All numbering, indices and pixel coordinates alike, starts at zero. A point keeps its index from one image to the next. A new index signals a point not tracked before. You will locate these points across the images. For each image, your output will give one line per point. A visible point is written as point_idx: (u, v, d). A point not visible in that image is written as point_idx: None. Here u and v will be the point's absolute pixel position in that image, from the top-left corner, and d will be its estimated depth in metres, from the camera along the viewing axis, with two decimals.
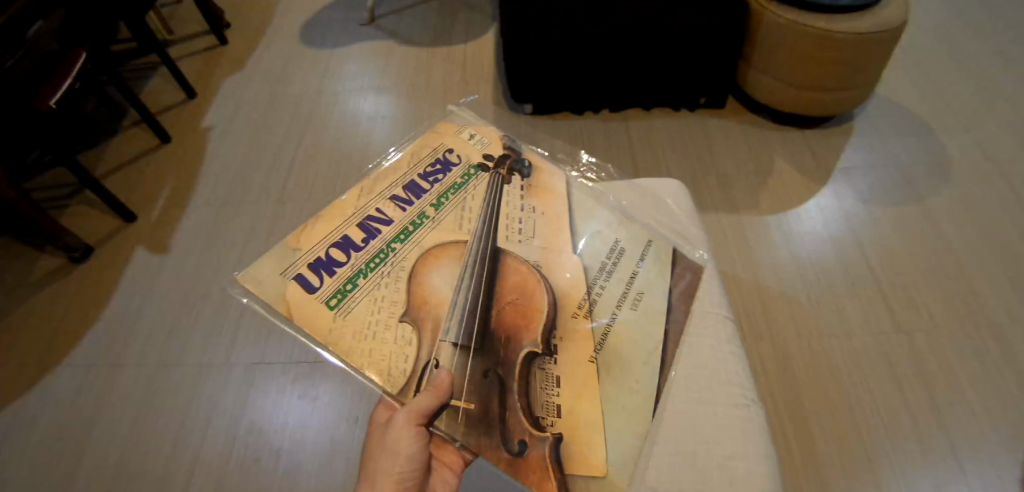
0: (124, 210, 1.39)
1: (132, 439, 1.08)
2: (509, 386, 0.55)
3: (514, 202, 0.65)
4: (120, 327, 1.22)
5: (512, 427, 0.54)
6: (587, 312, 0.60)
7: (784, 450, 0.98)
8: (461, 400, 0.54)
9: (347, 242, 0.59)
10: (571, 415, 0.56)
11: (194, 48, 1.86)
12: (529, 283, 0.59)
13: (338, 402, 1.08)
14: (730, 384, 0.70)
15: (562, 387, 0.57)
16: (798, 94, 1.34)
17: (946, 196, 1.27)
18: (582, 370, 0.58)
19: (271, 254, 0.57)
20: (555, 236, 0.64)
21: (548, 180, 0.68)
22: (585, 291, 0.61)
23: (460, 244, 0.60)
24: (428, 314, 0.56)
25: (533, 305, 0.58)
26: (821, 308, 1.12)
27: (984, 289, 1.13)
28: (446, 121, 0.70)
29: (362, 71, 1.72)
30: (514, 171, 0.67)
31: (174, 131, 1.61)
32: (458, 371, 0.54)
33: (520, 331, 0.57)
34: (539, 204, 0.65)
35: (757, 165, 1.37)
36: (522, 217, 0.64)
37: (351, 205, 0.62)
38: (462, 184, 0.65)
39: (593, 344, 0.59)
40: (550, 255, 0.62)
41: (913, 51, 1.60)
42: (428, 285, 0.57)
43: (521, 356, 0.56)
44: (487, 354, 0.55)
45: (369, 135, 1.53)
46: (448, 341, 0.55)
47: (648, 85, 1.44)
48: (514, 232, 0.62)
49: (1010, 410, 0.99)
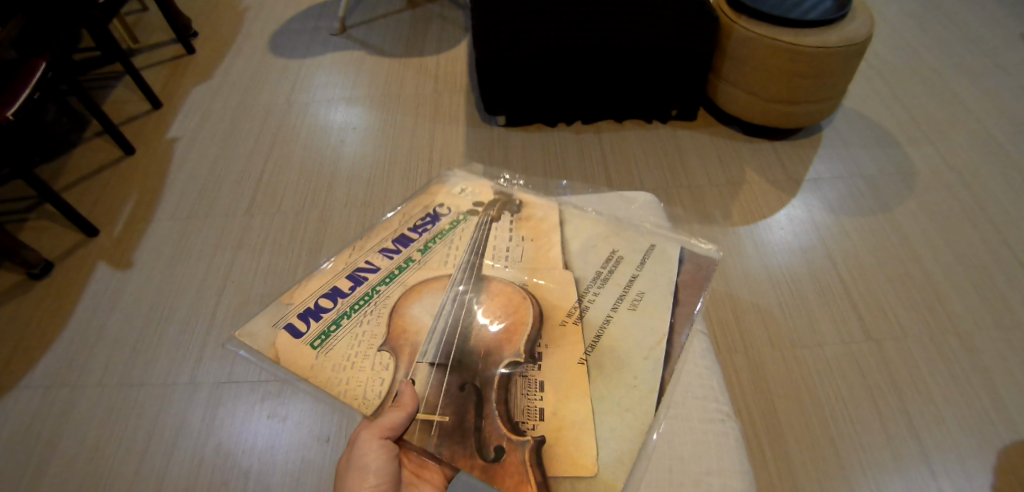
0: (85, 223, 1.34)
1: (93, 465, 1.03)
2: (486, 396, 0.56)
3: (503, 234, 0.70)
4: (81, 346, 1.17)
5: (488, 433, 0.54)
6: (577, 318, 0.62)
7: (758, 459, 0.99)
8: (433, 415, 0.55)
9: (335, 292, 0.65)
10: (556, 416, 0.56)
11: (160, 57, 1.82)
12: (515, 300, 0.63)
13: (310, 422, 1.05)
14: (706, 398, 0.70)
15: (546, 392, 0.57)
16: (768, 106, 1.36)
17: (911, 205, 1.31)
18: (570, 372, 0.59)
19: (265, 311, 0.64)
20: (544, 258, 0.67)
21: (542, 213, 0.73)
22: (575, 300, 0.64)
23: (443, 278, 0.65)
24: (406, 338, 0.60)
25: (516, 319, 0.61)
26: (792, 318, 1.14)
27: (949, 296, 1.16)
28: (439, 181, 0.79)
29: (333, 82, 1.69)
30: (504, 210, 0.73)
31: (139, 141, 1.57)
32: (433, 388, 0.56)
33: (501, 345, 0.59)
34: (529, 234, 0.70)
35: (728, 176, 1.39)
36: (509, 247, 0.69)
37: (342, 261, 0.68)
38: (451, 230, 0.71)
39: (582, 347, 0.60)
40: (539, 274, 0.65)
41: (876, 64, 1.65)
42: (408, 312, 0.62)
43: (499, 368, 0.57)
44: (464, 369, 0.57)
45: (339, 146, 1.50)
46: (425, 361, 0.58)
47: (620, 96, 1.45)
48: (501, 257, 0.67)
49: (978, 415, 1.02)
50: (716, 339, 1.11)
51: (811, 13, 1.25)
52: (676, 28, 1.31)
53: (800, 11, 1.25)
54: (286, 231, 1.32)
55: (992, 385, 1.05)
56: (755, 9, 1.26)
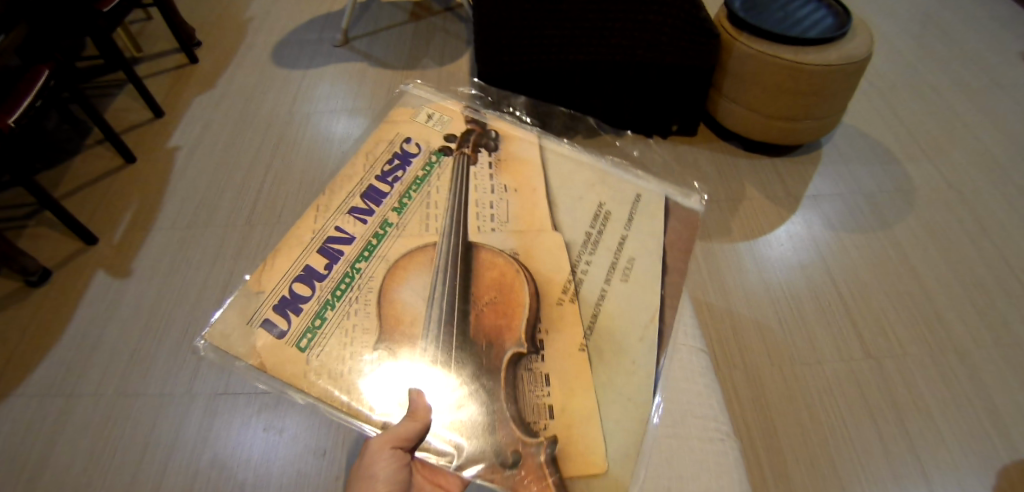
0: (85, 231, 1.34)
1: (85, 479, 1.01)
2: (495, 396, 0.53)
3: (484, 186, 0.65)
4: (77, 354, 1.17)
5: (502, 438, 0.52)
6: (573, 294, 0.59)
7: (757, 478, 0.98)
8: (449, 420, 0.53)
9: (309, 274, 0.60)
10: (564, 413, 0.53)
11: (163, 65, 1.83)
12: (507, 276, 0.58)
13: (305, 434, 1.04)
14: (706, 418, 0.70)
15: (552, 386, 0.55)
16: (768, 123, 1.37)
17: (910, 223, 1.31)
18: (573, 361, 0.56)
19: (234, 303, 0.58)
20: (532, 217, 0.63)
21: (521, 150, 0.68)
22: (568, 273, 0.60)
23: (427, 250, 0.60)
24: (399, 331, 0.56)
25: (513, 300, 0.57)
26: (791, 334, 1.13)
27: (949, 315, 1.15)
28: (400, 106, 0.73)
29: (334, 92, 1.70)
30: (480, 147, 0.69)
31: (140, 150, 1.57)
32: (442, 389, 0.54)
33: (503, 334, 0.56)
34: (511, 182, 0.66)
35: (728, 191, 1.39)
36: (493, 202, 0.64)
37: (309, 230, 0.62)
38: (425, 176, 0.66)
39: (582, 331, 0.57)
40: (526, 239, 0.61)
41: (876, 82, 1.66)
42: (397, 301, 0.57)
43: (504, 361, 0.55)
44: (467, 365, 0.54)
45: (340, 158, 1.51)
46: (426, 358, 0.55)
47: (621, 111, 1.45)
48: (487, 219, 0.62)
49: (978, 436, 1.01)
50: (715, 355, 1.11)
51: (812, 31, 1.25)
52: (675, 44, 1.32)
53: (800, 28, 1.26)
54: None
55: (993, 405, 1.04)
56: (755, 27, 1.27)
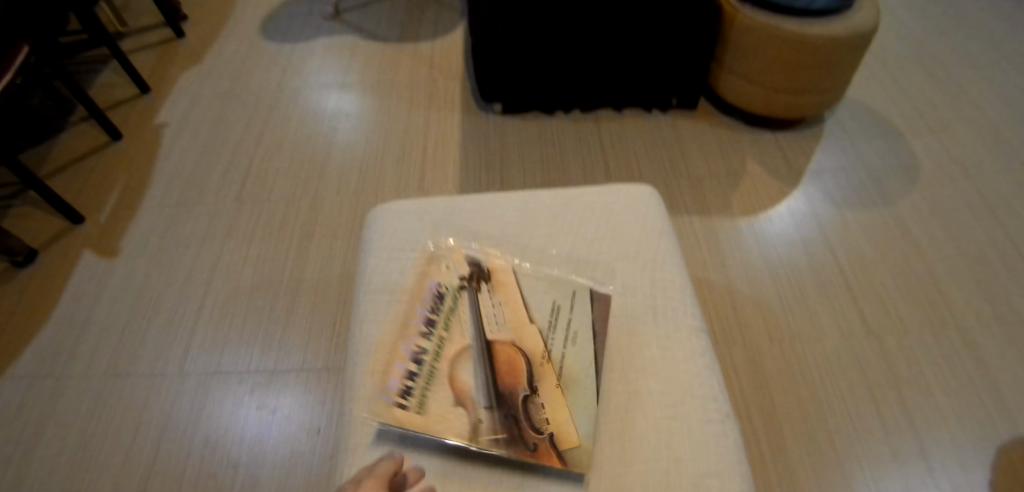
0: (71, 211, 1.31)
1: (75, 461, 1.00)
2: (516, 413, 0.62)
3: (484, 300, 0.70)
4: (66, 336, 1.15)
5: (524, 433, 0.61)
6: (548, 357, 0.66)
7: (757, 457, 0.97)
8: (494, 441, 0.61)
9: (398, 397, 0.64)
10: (552, 417, 0.62)
11: (149, 40, 1.78)
12: (514, 352, 0.66)
13: (298, 414, 1.02)
14: (705, 397, 0.67)
15: (544, 401, 0.63)
16: (770, 96, 1.34)
17: (913, 199, 1.29)
18: (551, 391, 0.64)
19: None
20: (518, 316, 0.68)
21: (503, 270, 0.73)
22: (542, 344, 0.67)
23: (464, 350, 0.66)
24: (464, 408, 0.62)
25: (518, 367, 0.65)
26: (791, 311, 1.12)
27: (951, 292, 1.14)
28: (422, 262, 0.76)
29: (326, 67, 1.66)
30: (479, 280, 0.72)
31: (126, 127, 1.53)
32: (492, 430, 0.61)
33: (514, 382, 0.64)
34: (502, 294, 0.71)
35: (728, 167, 1.36)
36: (494, 312, 0.69)
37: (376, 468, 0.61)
38: (451, 311, 0.69)
39: (553, 372, 0.65)
40: (521, 329, 0.67)
41: (880, 55, 1.62)
42: (459, 381, 0.64)
43: (518, 401, 0.63)
44: (506, 410, 0.62)
45: (332, 133, 1.47)
46: (481, 407, 0.62)
47: (620, 85, 1.42)
48: (493, 322, 0.68)
49: (979, 414, 1.00)
50: (714, 333, 1.09)
51: (817, 1, 1.22)
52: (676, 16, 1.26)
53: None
54: (278, 219, 1.30)
55: (994, 383, 1.03)
56: None
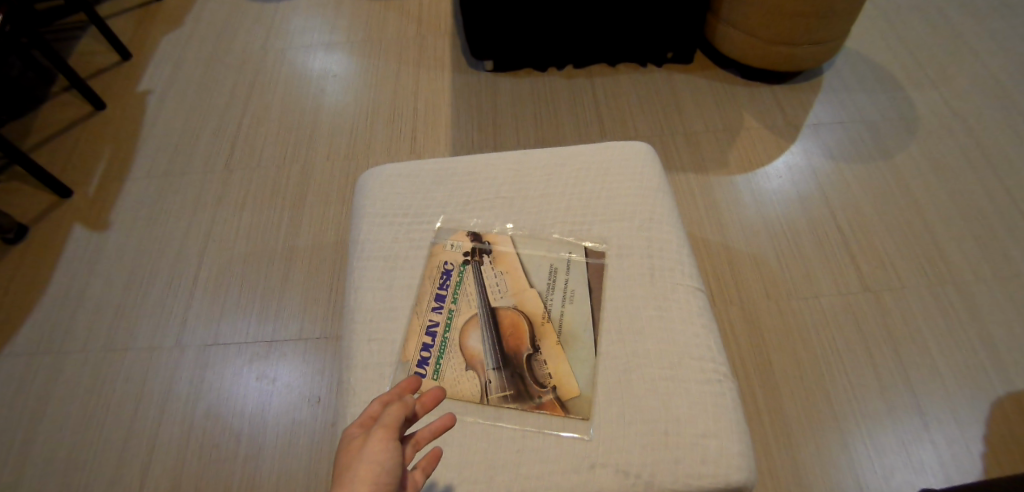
0: (59, 185, 1.28)
1: (81, 434, 1.01)
2: (523, 373, 0.66)
3: (489, 274, 0.72)
4: (63, 311, 1.14)
5: (530, 390, 0.66)
6: (546, 317, 0.69)
7: (752, 413, 0.99)
8: (508, 400, 0.65)
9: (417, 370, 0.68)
10: (555, 375, 0.66)
11: (125, 3, 1.71)
12: (518, 317, 0.69)
13: (299, 382, 1.03)
14: (703, 359, 0.66)
15: (545, 358, 0.67)
16: (768, 48, 1.29)
17: (912, 152, 1.27)
18: (552, 347, 0.67)
19: None
20: (521, 284, 0.71)
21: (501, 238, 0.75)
22: (541, 307, 0.70)
23: (473, 319, 0.70)
24: (475, 371, 0.67)
25: (521, 331, 0.68)
26: (788, 267, 1.12)
27: (947, 245, 1.14)
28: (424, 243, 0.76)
29: (310, 26, 1.60)
30: (480, 252, 0.74)
31: (108, 96, 1.48)
32: (503, 389, 0.66)
33: (518, 345, 0.68)
34: (505, 265, 0.73)
35: (726, 122, 1.33)
36: (497, 280, 0.72)
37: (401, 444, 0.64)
38: (457, 284, 0.72)
39: (553, 331, 0.68)
40: (524, 296, 0.70)
41: (881, 2, 1.57)
42: (470, 349, 0.68)
43: (523, 360, 0.67)
44: (512, 369, 0.67)
45: (319, 97, 1.43)
46: (490, 369, 0.67)
47: (614, 39, 1.37)
48: (496, 290, 0.71)
49: (972, 366, 1.01)
50: (711, 292, 1.09)
51: None
52: None
53: None
54: (268, 187, 1.28)
55: (987, 336, 1.04)
56: None
